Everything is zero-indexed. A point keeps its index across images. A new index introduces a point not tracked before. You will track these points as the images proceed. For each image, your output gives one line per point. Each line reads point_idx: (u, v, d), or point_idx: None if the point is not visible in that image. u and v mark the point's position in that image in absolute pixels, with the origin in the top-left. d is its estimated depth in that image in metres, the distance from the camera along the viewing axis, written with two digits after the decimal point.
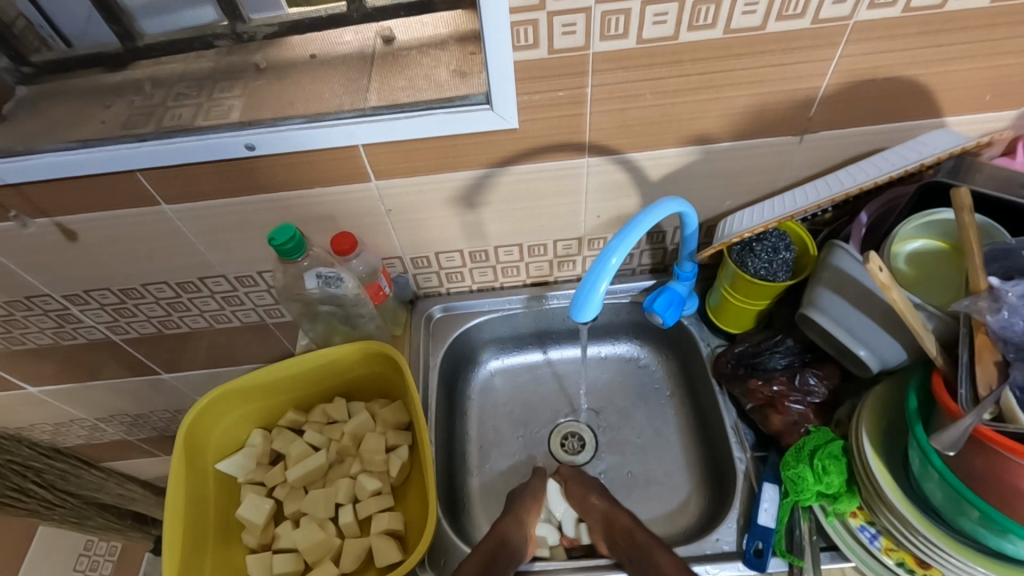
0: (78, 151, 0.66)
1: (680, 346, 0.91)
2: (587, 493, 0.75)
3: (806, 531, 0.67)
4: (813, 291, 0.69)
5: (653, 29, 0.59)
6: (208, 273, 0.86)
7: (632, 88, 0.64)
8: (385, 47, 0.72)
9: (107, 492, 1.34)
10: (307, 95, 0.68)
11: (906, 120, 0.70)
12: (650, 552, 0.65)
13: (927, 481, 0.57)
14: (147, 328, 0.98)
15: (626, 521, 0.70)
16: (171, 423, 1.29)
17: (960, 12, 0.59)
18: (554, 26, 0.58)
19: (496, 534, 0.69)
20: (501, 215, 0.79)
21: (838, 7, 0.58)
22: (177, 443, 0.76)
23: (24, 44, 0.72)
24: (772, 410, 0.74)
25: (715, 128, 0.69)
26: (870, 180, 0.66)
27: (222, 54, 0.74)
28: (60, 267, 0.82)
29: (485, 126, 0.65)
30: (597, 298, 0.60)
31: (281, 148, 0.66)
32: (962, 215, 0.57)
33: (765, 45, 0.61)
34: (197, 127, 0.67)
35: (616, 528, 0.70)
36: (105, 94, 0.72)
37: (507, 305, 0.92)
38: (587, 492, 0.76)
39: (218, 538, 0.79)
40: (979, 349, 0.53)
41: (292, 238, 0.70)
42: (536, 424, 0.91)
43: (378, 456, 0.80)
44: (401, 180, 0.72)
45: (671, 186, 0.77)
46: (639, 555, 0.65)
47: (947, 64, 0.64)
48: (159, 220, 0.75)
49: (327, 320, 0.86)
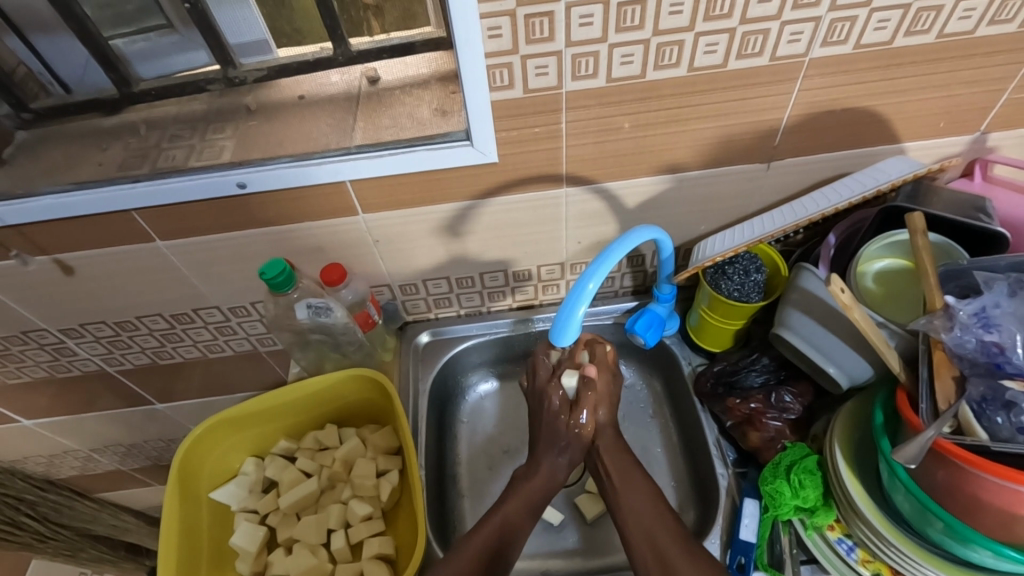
0: (76, 193, 0.69)
1: (664, 364, 0.93)
2: (599, 406, 0.74)
3: (786, 545, 0.69)
4: (783, 310, 0.72)
5: (621, 69, 0.62)
6: (201, 305, 0.88)
7: (607, 122, 0.68)
8: (370, 87, 0.75)
9: (99, 524, 1.31)
10: (296, 134, 0.72)
11: (867, 147, 0.73)
12: (630, 478, 0.70)
13: (896, 493, 0.59)
14: (141, 359, 1.00)
15: (615, 443, 0.74)
16: (164, 452, 1.30)
17: (908, 48, 0.63)
18: (527, 69, 0.61)
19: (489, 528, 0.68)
20: (485, 243, 0.82)
21: (794, 45, 0.62)
22: (172, 472, 0.78)
23: (24, 91, 0.74)
24: (750, 426, 0.76)
25: (686, 157, 0.73)
26: (832, 206, 0.69)
27: (214, 97, 0.76)
28: (56, 303, 0.85)
29: (466, 161, 0.69)
30: (576, 322, 0.63)
31: (269, 186, 0.70)
32: (916, 239, 0.60)
33: (727, 81, 0.65)
34: (191, 167, 0.70)
35: (598, 445, 0.73)
36: (101, 136, 0.75)
37: (494, 329, 0.95)
38: (603, 401, 0.74)
39: (213, 562, 0.81)
40: (937, 364, 0.56)
41: (282, 271, 0.72)
42: (516, 426, 0.94)
43: (368, 481, 0.81)
44: (387, 213, 0.75)
45: (647, 212, 0.80)
46: (618, 475, 0.71)
47: (900, 96, 0.68)
48: (153, 255, 0.78)
49: (318, 346, 0.89)
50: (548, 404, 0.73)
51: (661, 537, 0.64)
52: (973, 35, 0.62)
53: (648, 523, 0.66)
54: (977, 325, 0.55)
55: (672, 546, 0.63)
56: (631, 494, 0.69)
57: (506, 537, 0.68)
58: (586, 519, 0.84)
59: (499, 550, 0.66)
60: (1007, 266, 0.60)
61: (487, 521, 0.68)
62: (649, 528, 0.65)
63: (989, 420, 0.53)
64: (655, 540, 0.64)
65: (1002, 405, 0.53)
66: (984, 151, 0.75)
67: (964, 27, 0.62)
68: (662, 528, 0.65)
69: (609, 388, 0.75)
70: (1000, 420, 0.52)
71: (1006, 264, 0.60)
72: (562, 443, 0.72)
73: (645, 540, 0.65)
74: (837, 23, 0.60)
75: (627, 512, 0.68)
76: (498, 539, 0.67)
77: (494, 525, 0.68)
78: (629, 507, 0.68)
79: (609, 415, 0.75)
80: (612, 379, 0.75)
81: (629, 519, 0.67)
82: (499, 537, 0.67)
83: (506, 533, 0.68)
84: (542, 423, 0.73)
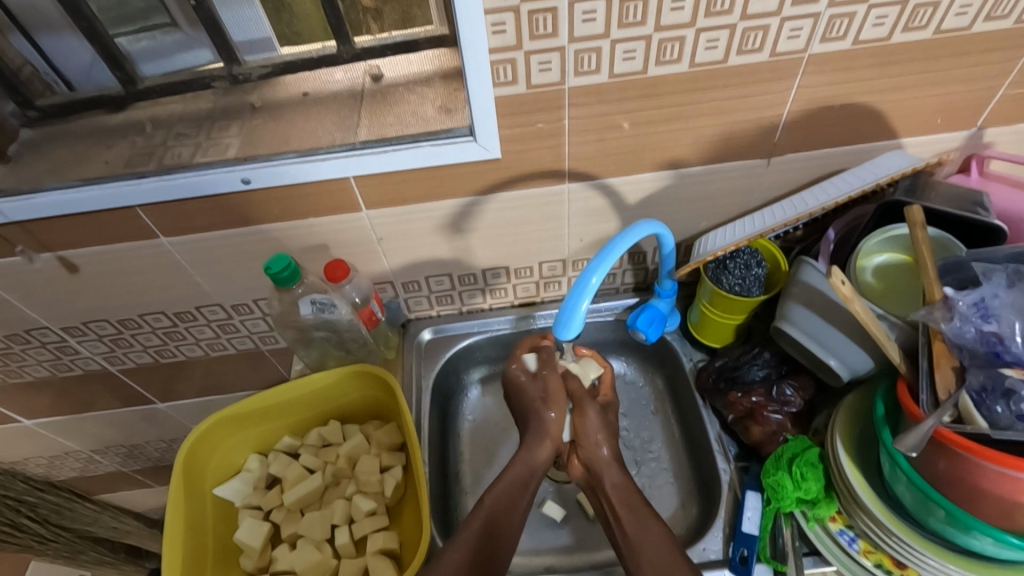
0: (81, 190, 0.70)
1: (665, 360, 0.94)
2: (598, 439, 0.74)
3: (789, 538, 0.69)
4: (785, 304, 0.72)
5: (623, 65, 0.63)
6: (204, 302, 0.88)
7: (608, 118, 0.68)
8: (373, 84, 0.76)
9: (100, 525, 1.29)
10: (299, 131, 0.72)
11: (865, 143, 0.74)
12: (639, 514, 0.67)
13: (897, 483, 0.60)
14: (144, 358, 1.00)
15: (622, 481, 0.71)
16: (166, 452, 1.31)
17: (906, 44, 0.64)
18: (531, 65, 0.62)
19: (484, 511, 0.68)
20: (487, 240, 0.82)
21: (793, 41, 0.63)
22: (177, 464, 0.78)
23: (30, 90, 0.75)
24: (752, 421, 0.76)
25: (687, 154, 0.73)
26: (831, 201, 0.70)
27: (219, 95, 0.77)
28: (60, 301, 0.85)
29: (470, 157, 0.69)
30: (579, 316, 0.63)
31: (275, 182, 0.70)
32: (914, 231, 0.61)
33: (728, 77, 0.65)
34: (196, 164, 0.70)
35: (603, 483, 0.71)
36: (106, 134, 0.75)
37: (496, 325, 0.95)
38: (599, 438, 0.74)
39: (217, 561, 0.80)
40: (937, 355, 0.56)
41: (287, 266, 0.72)
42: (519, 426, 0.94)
43: (373, 477, 0.81)
44: (391, 210, 0.76)
45: (649, 208, 0.80)
46: (625, 511, 0.68)
47: (898, 91, 0.69)
48: (158, 253, 0.78)
49: (321, 344, 0.89)
50: (511, 379, 0.79)
51: (665, 556, 0.62)
52: (970, 31, 0.63)
53: (653, 547, 0.63)
54: (975, 316, 0.56)
55: (678, 566, 0.61)
56: (640, 532, 0.65)
57: (498, 522, 0.67)
58: (589, 515, 0.85)
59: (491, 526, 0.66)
60: (1006, 257, 0.60)
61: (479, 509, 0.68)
62: (657, 554, 0.63)
63: (989, 409, 0.53)
64: (660, 558, 0.62)
65: (1001, 394, 0.53)
66: (981, 147, 0.76)
67: (961, 23, 0.63)
68: (669, 551, 0.63)
69: (605, 421, 0.75)
70: (999, 409, 0.53)
71: (1005, 254, 0.60)
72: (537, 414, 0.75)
73: (650, 553, 0.63)
74: (836, 19, 0.61)
75: (635, 546, 0.64)
76: (490, 519, 0.67)
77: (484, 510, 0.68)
78: (637, 539, 0.65)
79: (611, 451, 0.74)
80: (602, 412, 0.76)
81: (639, 557, 0.63)
82: (490, 518, 0.67)
83: (500, 518, 0.67)
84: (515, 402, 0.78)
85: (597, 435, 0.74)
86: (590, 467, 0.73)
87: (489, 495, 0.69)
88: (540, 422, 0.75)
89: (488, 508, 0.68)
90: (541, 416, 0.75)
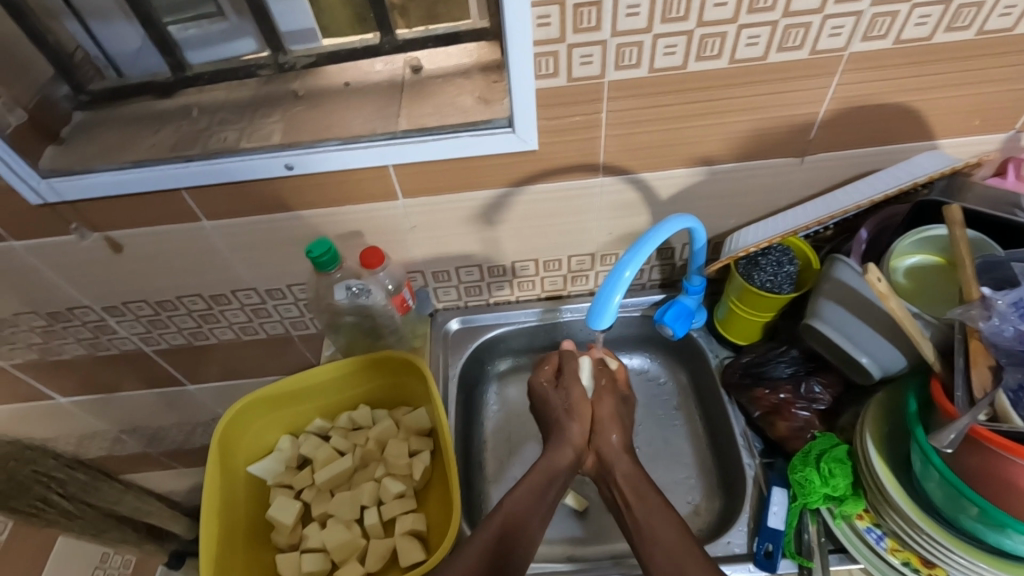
0: (130, 171, 0.72)
1: (690, 357, 0.94)
2: (609, 429, 0.75)
3: (815, 534, 0.70)
4: (816, 301, 0.73)
5: (664, 59, 0.64)
6: (239, 286, 0.90)
7: (643, 113, 0.69)
8: (413, 76, 0.77)
9: (123, 505, 1.26)
10: (340, 119, 0.74)
11: (899, 143, 0.74)
12: (648, 501, 0.68)
13: (928, 481, 0.60)
14: (177, 339, 1.02)
15: (631, 471, 0.72)
16: (191, 435, 1.33)
17: (947, 45, 0.64)
18: (573, 58, 0.63)
19: (504, 511, 0.68)
20: (518, 232, 0.84)
21: (835, 39, 0.63)
22: (212, 444, 0.80)
23: (82, 74, 0.77)
24: (777, 416, 0.77)
25: (720, 150, 0.74)
26: (867, 199, 0.70)
27: (262, 83, 0.78)
28: (103, 280, 0.88)
29: (507, 148, 0.70)
30: (612, 308, 0.64)
31: (317, 168, 0.72)
32: (954, 230, 0.61)
33: (766, 74, 0.66)
34: (241, 148, 0.72)
35: (614, 473, 0.73)
36: (152, 120, 0.77)
37: (523, 318, 0.96)
38: (609, 425, 0.76)
39: (248, 538, 0.82)
40: (974, 353, 0.56)
41: (328, 251, 0.74)
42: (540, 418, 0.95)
43: (401, 460, 0.83)
44: (427, 199, 0.77)
45: (680, 203, 0.81)
46: (635, 501, 0.69)
47: (936, 91, 0.69)
48: (199, 235, 0.80)
49: (350, 330, 0.91)
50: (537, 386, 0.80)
51: (679, 550, 0.63)
52: (1013, 32, 0.63)
53: (668, 541, 0.64)
54: (1015, 315, 0.55)
55: (691, 562, 0.61)
56: (650, 518, 0.66)
57: (515, 524, 0.67)
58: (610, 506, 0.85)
59: (513, 533, 0.66)
60: None
61: (494, 513, 0.68)
62: (671, 550, 0.63)
63: None
64: (678, 558, 0.62)
65: None
66: (1018, 150, 0.76)
67: (1004, 24, 0.62)
68: (683, 543, 0.63)
69: (615, 411, 0.77)
70: None
71: None
72: (560, 422, 0.76)
73: (669, 555, 0.62)
74: (879, 17, 0.61)
75: (648, 538, 0.65)
76: (510, 527, 0.66)
77: (499, 519, 0.67)
78: (649, 529, 0.66)
79: (621, 440, 0.75)
80: (614, 402, 0.78)
81: (652, 548, 0.64)
82: (508, 522, 0.67)
83: (514, 523, 0.67)
84: (540, 407, 0.80)
85: (606, 421, 0.76)
86: (602, 455, 0.74)
87: (508, 496, 0.69)
88: (564, 431, 0.75)
89: (506, 511, 0.68)
90: (565, 426, 0.76)
